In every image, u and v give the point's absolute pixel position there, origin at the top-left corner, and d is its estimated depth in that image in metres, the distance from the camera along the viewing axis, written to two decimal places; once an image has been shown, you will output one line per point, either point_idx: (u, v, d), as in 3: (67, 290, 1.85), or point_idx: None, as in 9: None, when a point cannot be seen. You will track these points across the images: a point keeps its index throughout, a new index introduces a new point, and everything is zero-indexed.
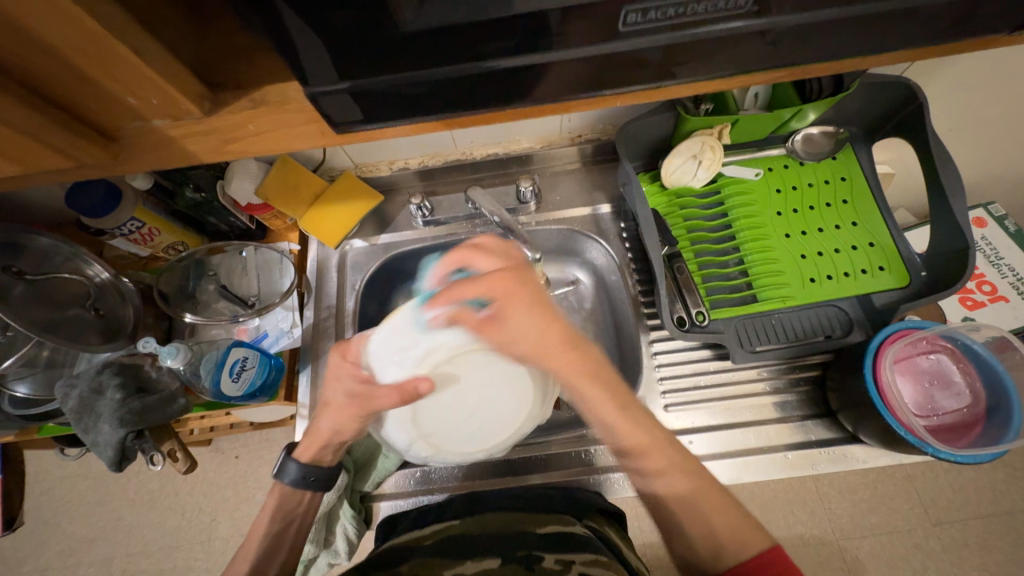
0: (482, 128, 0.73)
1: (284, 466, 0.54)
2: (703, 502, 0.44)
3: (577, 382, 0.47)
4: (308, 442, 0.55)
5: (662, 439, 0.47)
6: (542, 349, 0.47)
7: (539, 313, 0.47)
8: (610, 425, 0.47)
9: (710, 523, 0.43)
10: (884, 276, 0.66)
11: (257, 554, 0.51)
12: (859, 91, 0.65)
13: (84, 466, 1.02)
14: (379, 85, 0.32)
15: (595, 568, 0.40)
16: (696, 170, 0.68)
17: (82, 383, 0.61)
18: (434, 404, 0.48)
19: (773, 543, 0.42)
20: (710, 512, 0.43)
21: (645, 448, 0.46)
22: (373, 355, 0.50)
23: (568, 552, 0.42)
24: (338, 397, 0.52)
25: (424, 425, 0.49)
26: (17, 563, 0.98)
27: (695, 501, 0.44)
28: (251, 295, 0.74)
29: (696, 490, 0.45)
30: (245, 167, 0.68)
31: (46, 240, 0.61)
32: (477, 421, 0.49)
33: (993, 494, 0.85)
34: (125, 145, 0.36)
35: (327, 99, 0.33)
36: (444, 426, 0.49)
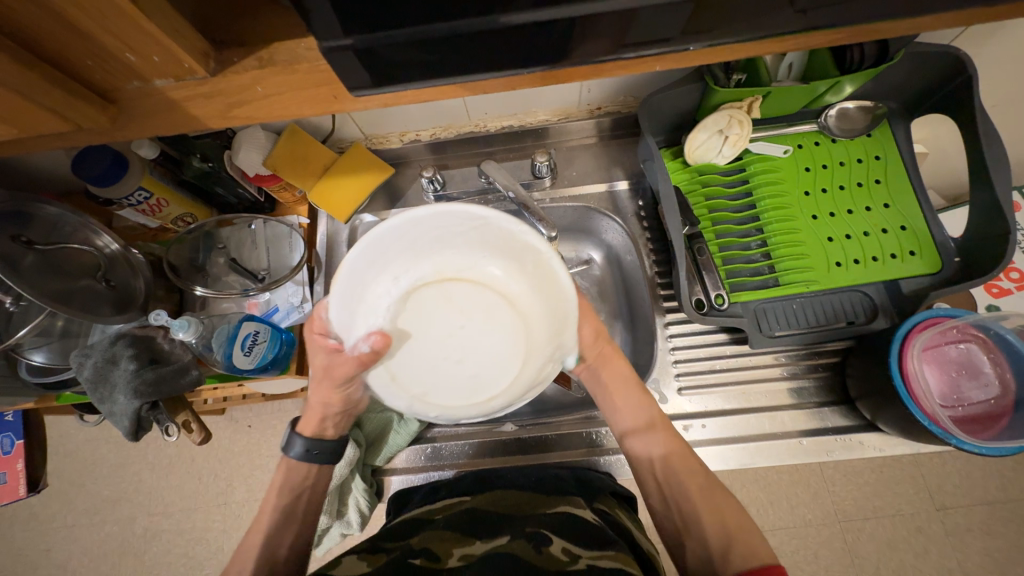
0: (497, 98, 0.69)
1: (290, 441, 0.55)
2: (717, 497, 0.50)
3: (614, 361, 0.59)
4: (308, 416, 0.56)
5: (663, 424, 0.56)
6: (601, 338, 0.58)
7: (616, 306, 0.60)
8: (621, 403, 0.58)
9: (719, 518, 0.49)
10: (914, 262, 0.63)
11: (272, 524, 0.52)
12: (902, 62, 0.60)
13: (104, 431, 1.05)
14: (390, 41, 0.30)
15: (603, 559, 0.39)
16: (721, 146, 0.64)
17: (96, 353, 0.61)
18: (418, 352, 0.51)
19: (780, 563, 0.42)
20: (721, 512, 0.49)
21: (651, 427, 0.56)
22: (337, 322, 0.49)
23: (577, 540, 0.42)
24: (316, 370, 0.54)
25: (407, 379, 0.50)
26: (46, 520, 1.02)
27: (710, 492, 0.51)
28: (262, 269, 0.73)
29: (680, 458, 0.53)
30: (252, 138, 0.67)
31: (54, 209, 0.60)
32: (476, 368, 0.51)
33: (1002, 483, 0.84)
34: (123, 108, 0.34)
35: (337, 56, 0.30)
36: (435, 377, 0.51)
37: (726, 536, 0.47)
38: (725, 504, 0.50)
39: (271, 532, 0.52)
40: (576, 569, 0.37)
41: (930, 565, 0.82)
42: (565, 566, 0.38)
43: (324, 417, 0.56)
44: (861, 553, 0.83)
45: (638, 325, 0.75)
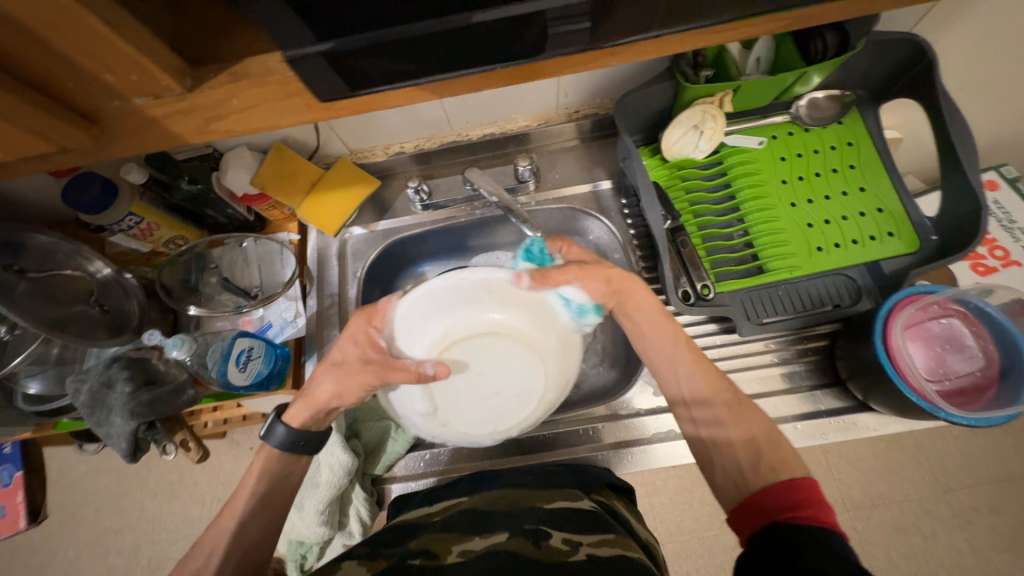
0: (477, 107, 0.71)
1: (270, 427, 0.54)
2: (747, 421, 0.49)
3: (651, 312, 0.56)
4: (303, 406, 0.55)
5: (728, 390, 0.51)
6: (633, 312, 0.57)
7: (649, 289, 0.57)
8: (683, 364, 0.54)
9: (751, 442, 0.47)
10: (894, 242, 0.65)
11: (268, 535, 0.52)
12: (865, 51, 0.62)
13: (104, 461, 1.04)
14: (356, 46, 0.31)
15: (602, 547, 0.40)
16: (697, 141, 0.66)
17: (92, 377, 0.61)
18: (464, 401, 0.56)
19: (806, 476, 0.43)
20: (751, 430, 0.48)
21: (711, 395, 0.51)
22: (402, 335, 0.57)
23: (577, 531, 0.42)
24: (349, 359, 0.54)
25: (463, 424, 0.56)
26: (47, 556, 1.01)
27: (740, 421, 0.49)
28: (254, 286, 0.74)
29: (762, 442, 0.47)
30: (240, 158, 0.68)
31: (45, 237, 0.61)
32: (518, 386, 0.57)
33: (1004, 460, 0.84)
34: (107, 127, 0.35)
35: (305, 62, 0.31)
36: (490, 411, 0.57)
37: (755, 454, 0.46)
38: (756, 428, 0.48)
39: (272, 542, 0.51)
40: (575, 560, 0.38)
41: (940, 548, 0.82)
42: (566, 556, 0.39)
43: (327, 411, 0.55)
44: (871, 540, 0.83)
45: None
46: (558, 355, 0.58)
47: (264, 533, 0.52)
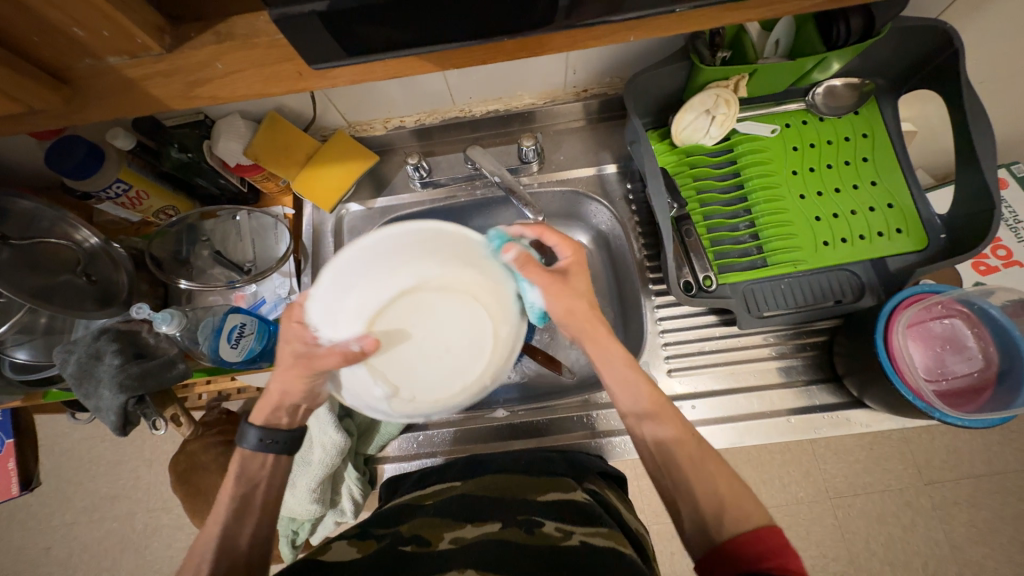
0: (481, 81, 0.68)
1: (243, 432, 0.52)
2: (700, 461, 0.45)
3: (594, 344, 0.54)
4: (263, 405, 0.53)
5: (662, 400, 0.50)
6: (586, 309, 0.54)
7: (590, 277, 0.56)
8: (625, 380, 0.52)
9: (710, 487, 0.43)
10: (901, 240, 0.63)
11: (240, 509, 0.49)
12: (889, 37, 0.60)
13: (98, 430, 1.04)
14: (351, 8, 0.29)
15: (597, 538, 0.40)
16: (709, 126, 0.64)
17: (79, 349, 0.60)
18: (419, 367, 0.53)
19: (773, 523, 0.40)
20: (711, 474, 0.44)
21: (657, 411, 0.49)
22: (318, 319, 0.50)
23: (572, 521, 0.42)
24: (284, 359, 0.51)
25: (422, 390, 0.52)
26: (44, 518, 1.02)
27: (696, 459, 0.45)
28: (247, 261, 0.72)
29: (680, 440, 0.47)
30: (231, 127, 0.65)
31: (28, 202, 0.59)
32: (468, 332, 0.53)
33: (987, 456, 0.86)
34: (79, 88, 0.33)
35: (298, 22, 0.29)
36: (445, 367, 0.53)
37: (717, 500, 0.42)
38: (721, 480, 0.44)
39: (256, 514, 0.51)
40: (569, 547, 0.39)
41: (918, 538, 0.84)
42: (560, 541, 0.39)
43: (281, 406, 0.53)
44: (851, 528, 0.85)
45: (628, 310, 0.75)
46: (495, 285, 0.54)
47: (234, 504, 0.50)
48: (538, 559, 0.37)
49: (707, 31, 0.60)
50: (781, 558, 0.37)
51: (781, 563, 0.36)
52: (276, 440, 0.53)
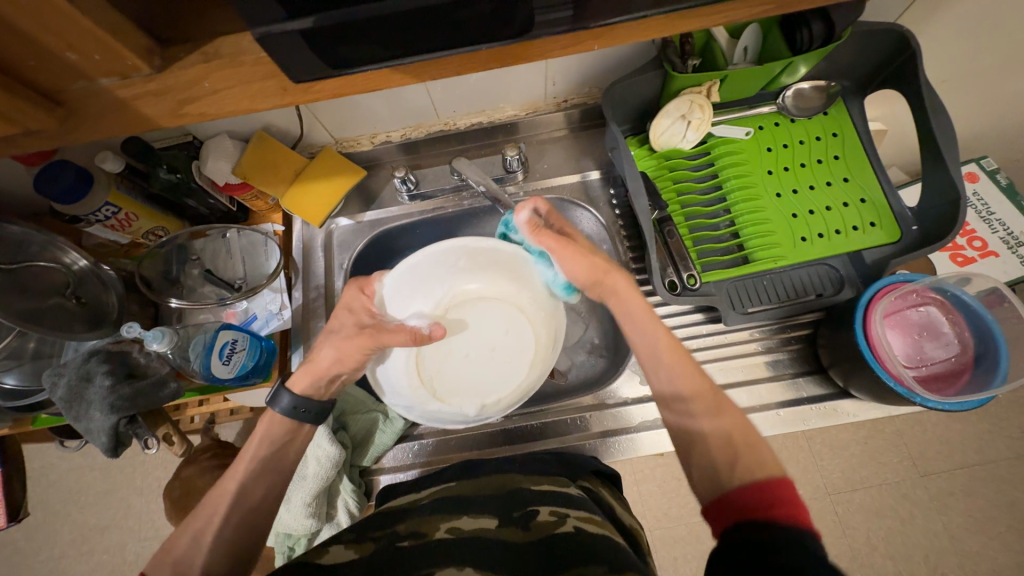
0: (465, 95, 0.70)
1: (276, 395, 0.53)
2: (742, 435, 0.43)
3: (635, 329, 0.52)
4: (307, 372, 0.54)
5: (705, 382, 0.48)
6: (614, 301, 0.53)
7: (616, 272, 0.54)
8: (659, 366, 0.50)
9: (754, 455, 0.41)
10: (875, 233, 0.66)
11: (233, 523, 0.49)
12: (851, 41, 0.63)
13: (88, 457, 1.02)
14: (330, 25, 0.30)
15: (590, 523, 0.41)
16: (685, 131, 0.66)
17: (69, 371, 0.60)
18: (484, 372, 0.60)
19: (785, 476, 0.40)
20: (729, 434, 0.44)
21: (698, 393, 0.47)
22: (399, 310, 0.60)
23: (564, 506, 0.44)
24: (346, 328, 0.55)
25: (496, 388, 0.60)
26: (31, 552, 1.00)
27: (731, 436, 0.44)
28: (238, 278, 0.73)
29: (734, 432, 0.44)
30: (220, 147, 0.66)
31: (15, 228, 0.59)
32: (503, 327, 0.62)
33: (978, 445, 0.87)
34: (72, 110, 0.34)
35: (280, 39, 0.30)
36: (509, 356, 0.61)
37: (734, 454, 0.42)
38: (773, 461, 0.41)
39: None
40: (563, 531, 0.40)
41: (917, 530, 0.84)
42: (555, 528, 0.40)
43: (321, 375, 0.54)
44: (851, 524, 0.85)
45: None
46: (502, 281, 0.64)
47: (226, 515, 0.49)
48: (536, 551, 0.38)
49: (677, 40, 0.63)
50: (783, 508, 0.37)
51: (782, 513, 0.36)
52: (310, 409, 0.54)
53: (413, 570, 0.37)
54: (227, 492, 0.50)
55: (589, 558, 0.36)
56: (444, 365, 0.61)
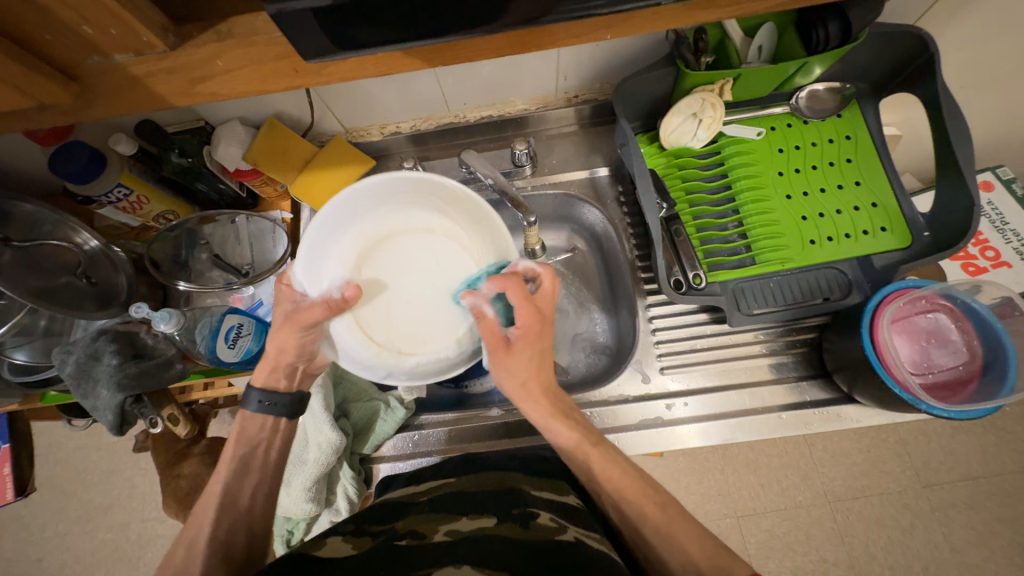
0: (476, 88, 0.70)
1: (246, 395, 0.54)
2: (673, 531, 0.45)
3: (546, 424, 0.50)
4: (263, 367, 0.55)
5: (654, 500, 0.47)
6: (528, 392, 0.50)
7: (542, 362, 0.50)
8: (570, 451, 0.50)
9: (685, 556, 0.43)
10: (885, 238, 0.65)
11: (230, 475, 0.51)
12: (868, 42, 0.62)
13: (93, 438, 1.04)
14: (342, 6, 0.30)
15: (591, 539, 0.41)
16: (696, 129, 0.66)
17: (79, 349, 0.61)
18: (428, 306, 0.59)
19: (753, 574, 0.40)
20: (683, 544, 0.43)
21: (621, 489, 0.48)
22: (304, 276, 0.54)
23: (565, 518, 0.44)
24: (277, 318, 0.54)
25: (455, 321, 0.58)
26: (37, 529, 1.02)
27: (669, 534, 0.45)
28: (246, 264, 0.74)
29: (652, 509, 0.46)
30: (232, 132, 0.67)
31: (30, 206, 0.60)
32: (431, 253, 0.60)
33: (983, 457, 0.86)
34: (87, 85, 0.34)
35: (291, 19, 0.30)
36: (448, 282, 0.59)
37: (695, 568, 0.42)
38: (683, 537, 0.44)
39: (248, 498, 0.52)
40: (565, 542, 0.40)
41: (917, 541, 0.84)
42: (555, 535, 0.40)
43: (278, 367, 0.54)
44: (850, 532, 0.85)
45: (622, 311, 0.76)
46: (410, 202, 0.59)
47: (225, 469, 0.52)
48: (536, 552, 0.38)
49: (692, 36, 0.61)
50: None
51: None
52: (277, 402, 0.55)
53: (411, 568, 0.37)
54: (217, 481, 0.51)
55: (590, 568, 0.36)
56: (392, 321, 0.58)
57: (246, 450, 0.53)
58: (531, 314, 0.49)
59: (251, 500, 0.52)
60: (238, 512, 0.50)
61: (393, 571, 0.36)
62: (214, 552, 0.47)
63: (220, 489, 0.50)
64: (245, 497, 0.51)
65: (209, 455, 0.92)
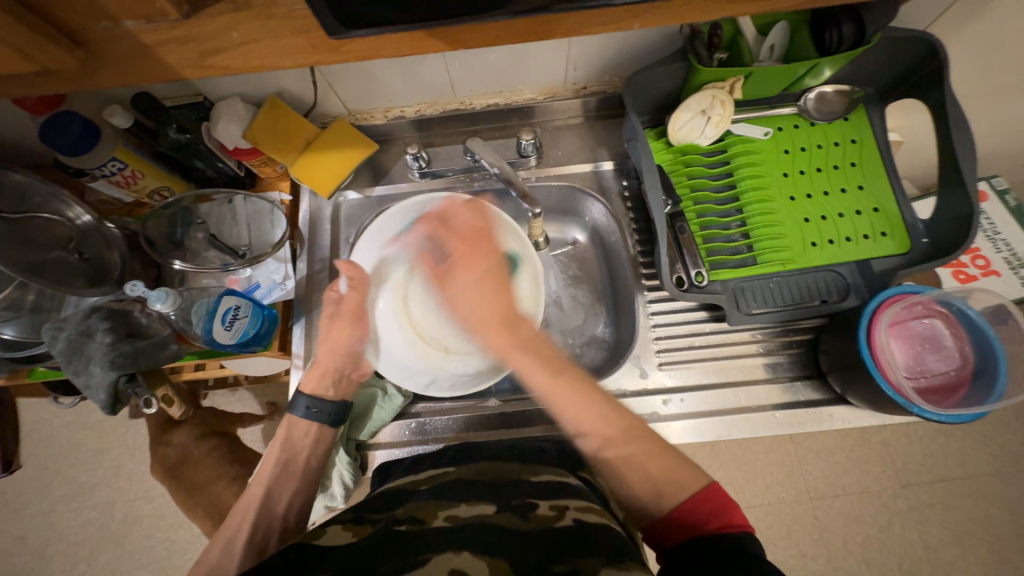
0: (483, 74, 0.69)
1: (294, 402, 0.62)
2: (644, 463, 0.45)
3: (507, 353, 0.54)
4: (312, 376, 0.63)
5: (614, 416, 0.48)
6: (482, 319, 0.57)
7: (478, 282, 0.59)
8: (547, 393, 0.50)
9: (642, 471, 0.44)
10: (885, 242, 0.66)
11: (271, 478, 0.58)
12: (878, 47, 0.62)
13: (80, 417, 1.02)
14: None
15: (589, 513, 0.43)
16: (704, 127, 0.65)
17: (70, 327, 0.60)
18: None
19: (710, 479, 0.42)
20: (642, 465, 0.45)
21: (610, 436, 0.47)
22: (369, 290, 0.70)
23: (562, 498, 0.45)
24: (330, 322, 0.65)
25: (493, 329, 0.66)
26: (20, 506, 1.00)
27: (628, 454, 0.46)
28: (243, 245, 0.72)
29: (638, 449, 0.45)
30: (231, 109, 0.65)
31: (18, 176, 0.58)
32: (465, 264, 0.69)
33: (961, 459, 0.89)
34: (93, 52, 0.33)
35: None
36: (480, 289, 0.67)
37: (653, 485, 0.43)
38: (643, 455, 0.45)
39: (271, 492, 0.58)
40: (563, 526, 0.40)
41: (894, 538, 0.86)
42: (556, 522, 0.40)
43: (327, 372, 0.63)
44: (830, 529, 0.87)
45: (621, 306, 0.76)
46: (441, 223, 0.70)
47: (268, 472, 0.59)
48: (532, 540, 0.38)
49: (705, 32, 0.61)
50: (723, 515, 0.39)
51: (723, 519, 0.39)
52: (321, 408, 0.61)
53: (407, 552, 0.37)
54: (255, 493, 0.57)
55: (590, 549, 0.37)
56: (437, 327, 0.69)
57: (286, 455, 0.60)
58: (455, 240, 0.62)
59: (286, 506, 0.58)
60: (271, 512, 0.57)
61: (389, 556, 0.36)
62: (251, 548, 0.53)
63: (263, 493, 0.57)
64: (283, 483, 0.59)
65: (201, 425, 0.92)
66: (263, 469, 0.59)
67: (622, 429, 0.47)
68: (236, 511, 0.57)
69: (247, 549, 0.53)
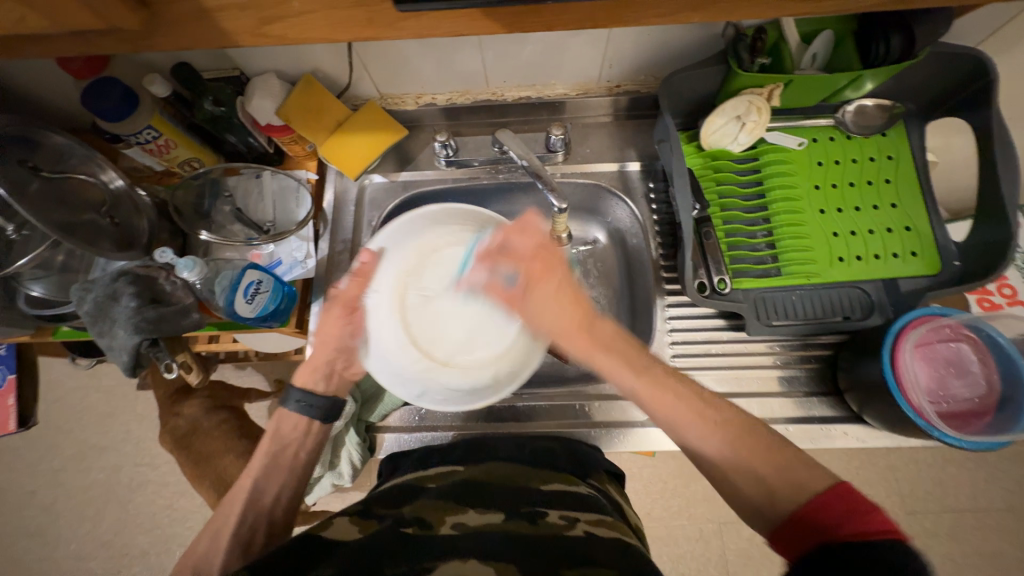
0: (518, 67, 0.69)
1: (286, 394, 0.59)
2: (744, 458, 0.42)
3: (586, 354, 0.49)
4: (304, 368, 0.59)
5: (719, 408, 0.45)
6: (563, 330, 0.50)
7: (563, 296, 0.50)
8: (638, 396, 0.47)
9: (754, 472, 0.41)
10: (914, 263, 0.64)
11: (260, 471, 0.56)
12: (924, 61, 0.61)
13: (94, 380, 1.05)
14: None
15: (599, 527, 0.42)
16: (738, 133, 0.65)
17: (97, 288, 0.61)
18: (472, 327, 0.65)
19: (836, 481, 0.39)
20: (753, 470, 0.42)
21: (686, 422, 0.45)
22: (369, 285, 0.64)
23: (574, 510, 0.44)
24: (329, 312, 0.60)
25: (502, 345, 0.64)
26: (31, 462, 1.03)
27: (739, 463, 0.42)
28: (266, 221, 0.73)
29: (738, 445, 0.43)
30: (266, 85, 0.66)
31: (61, 138, 0.60)
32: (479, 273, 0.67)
33: (971, 491, 0.87)
34: (155, 12, 0.34)
35: None
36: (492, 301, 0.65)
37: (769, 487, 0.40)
38: (736, 438, 0.43)
39: (256, 485, 0.55)
40: (574, 535, 0.40)
41: None
42: (564, 531, 0.41)
43: (318, 367, 0.59)
44: None
45: (638, 310, 0.76)
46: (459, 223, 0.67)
47: (257, 464, 0.57)
48: (541, 545, 0.39)
49: (750, 35, 0.60)
50: (856, 517, 0.35)
51: (860, 525, 0.35)
52: (311, 404, 0.58)
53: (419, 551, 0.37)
54: (243, 486, 0.55)
55: (600, 560, 0.37)
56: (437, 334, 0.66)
57: (276, 447, 0.57)
58: (529, 253, 0.52)
59: (274, 499, 0.56)
60: (258, 505, 0.55)
61: (399, 559, 0.37)
62: (236, 541, 0.52)
63: (249, 488, 0.55)
64: (269, 479, 0.56)
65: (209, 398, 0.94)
66: (253, 461, 0.57)
67: (728, 429, 0.44)
68: (226, 502, 0.56)
69: (233, 540, 0.52)
